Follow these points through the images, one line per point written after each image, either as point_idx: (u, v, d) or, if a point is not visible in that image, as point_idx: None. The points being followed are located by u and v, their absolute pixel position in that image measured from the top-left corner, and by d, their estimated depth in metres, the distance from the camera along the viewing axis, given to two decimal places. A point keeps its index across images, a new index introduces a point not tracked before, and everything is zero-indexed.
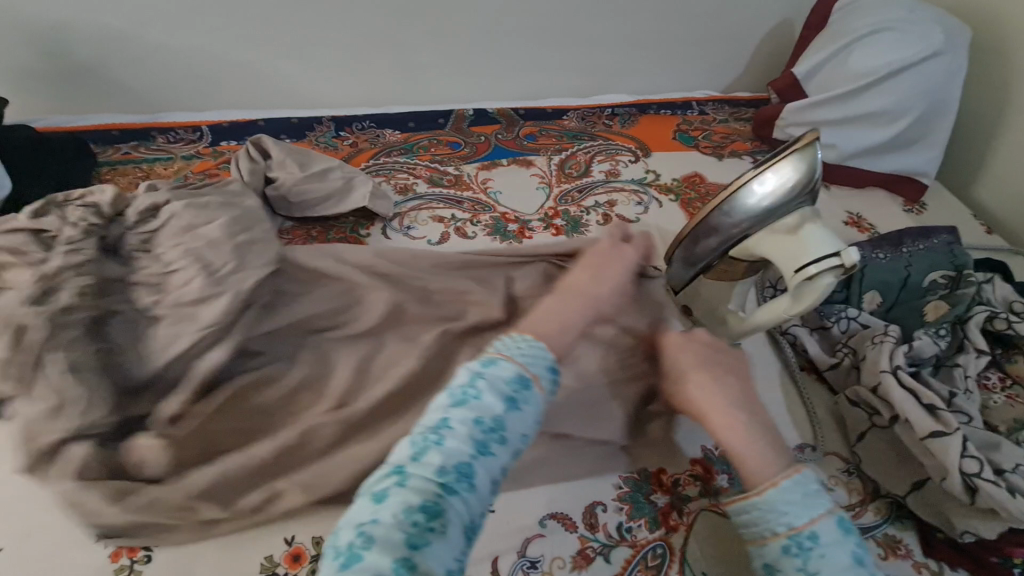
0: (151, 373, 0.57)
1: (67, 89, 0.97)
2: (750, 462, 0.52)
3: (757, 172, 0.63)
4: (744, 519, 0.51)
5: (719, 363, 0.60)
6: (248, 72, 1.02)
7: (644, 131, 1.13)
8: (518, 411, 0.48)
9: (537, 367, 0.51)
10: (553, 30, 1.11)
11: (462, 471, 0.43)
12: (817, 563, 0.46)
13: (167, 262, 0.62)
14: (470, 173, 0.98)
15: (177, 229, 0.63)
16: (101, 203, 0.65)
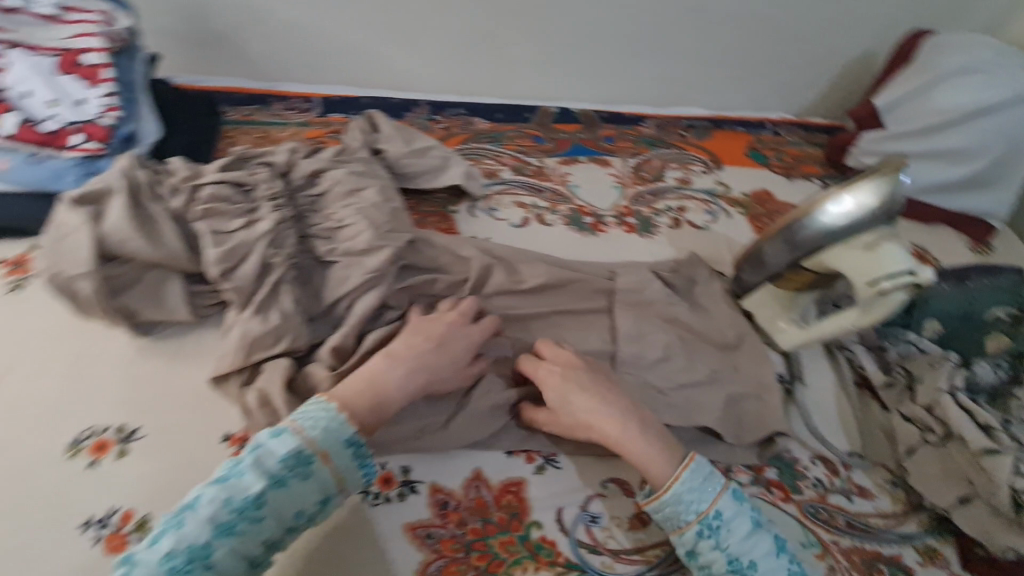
0: (277, 304, 0.66)
1: (201, 52, 1.08)
2: (656, 473, 0.59)
3: (836, 194, 0.69)
4: (664, 519, 0.59)
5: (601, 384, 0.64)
6: (357, 54, 1.11)
7: (717, 145, 1.18)
8: (300, 482, 0.53)
9: (325, 446, 0.54)
10: (643, 40, 1.16)
11: (206, 546, 0.48)
12: (725, 537, 0.56)
13: (337, 219, 0.74)
14: (551, 165, 1.04)
15: (341, 193, 0.75)
16: (273, 163, 0.77)
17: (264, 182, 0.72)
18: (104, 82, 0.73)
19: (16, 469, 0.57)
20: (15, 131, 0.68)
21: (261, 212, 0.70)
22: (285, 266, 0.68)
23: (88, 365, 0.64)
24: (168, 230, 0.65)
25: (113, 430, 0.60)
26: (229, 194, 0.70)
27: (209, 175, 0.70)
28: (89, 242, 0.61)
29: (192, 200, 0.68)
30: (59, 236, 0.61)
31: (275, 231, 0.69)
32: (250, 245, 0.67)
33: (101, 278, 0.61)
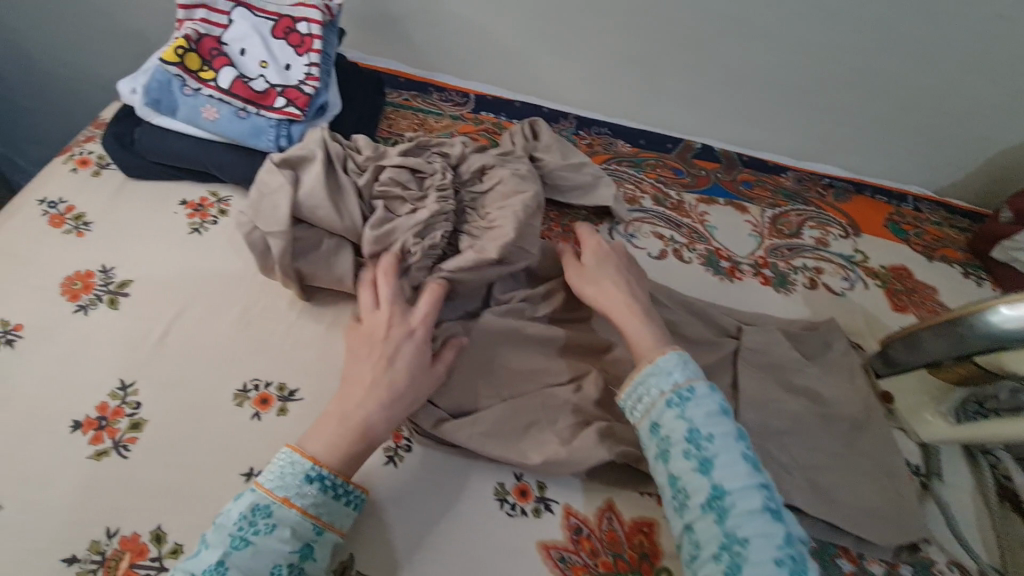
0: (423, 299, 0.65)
1: (372, 33, 1.13)
2: (638, 346, 0.65)
3: (1009, 298, 0.65)
4: (638, 390, 0.62)
5: (624, 276, 0.72)
6: (514, 58, 1.12)
7: (856, 210, 1.13)
8: (266, 536, 0.49)
9: (284, 491, 0.51)
10: (799, 91, 1.11)
11: None
12: (691, 410, 0.59)
13: (490, 220, 0.70)
14: (690, 202, 1.02)
15: (502, 194, 0.71)
16: (448, 153, 0.76)
17: (439, 172, 0.71)
18: (311, 52, 0.75)
19: (186, 406, 0.59)
20: (230, 85, 0.72)
21: (425, 203, 0.69)
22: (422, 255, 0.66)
23: (256, 318, 0.66)
24: (351, 203, 0.67)
25: (275, 386, 0.62)
26: (407, 178, 0.70)
27: (393, 158, 0.71)
28: (288, 202, 0.64)
29: (372, 180, 0.70)
30: (265, 193, 0.64)
31: (429, 223, 0.68)
32: (406, 232, 0.67)
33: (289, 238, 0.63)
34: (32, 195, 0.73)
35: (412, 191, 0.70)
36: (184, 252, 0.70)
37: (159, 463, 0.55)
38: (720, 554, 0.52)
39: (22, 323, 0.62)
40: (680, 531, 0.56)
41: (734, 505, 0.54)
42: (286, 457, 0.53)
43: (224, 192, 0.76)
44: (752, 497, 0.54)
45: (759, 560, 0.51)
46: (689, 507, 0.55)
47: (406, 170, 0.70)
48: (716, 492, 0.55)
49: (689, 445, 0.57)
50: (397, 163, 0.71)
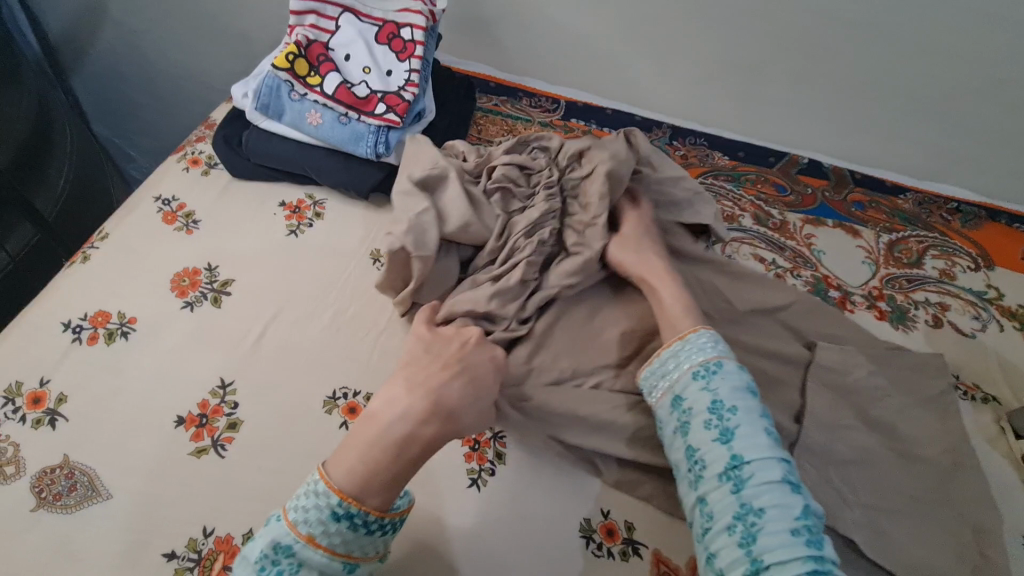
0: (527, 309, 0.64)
1: (465, 38, 1.13)
2: (671, 313, 0.62)
3: None
4: (663, 363, 0.59)
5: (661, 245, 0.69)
6: (608, 63, 1.08)
7: (988, 240, 1.00)
8: None
9: (311, 526, 0.47)
10: (928, 103, 0.99)
11: None
12: (716, 384, 0.54)
13: (597, 216, 0.68)
14: (795, 222, 0.94)
15: (604, 183, 0.67)
16: (548, 145, 0.73)
17: (545, 168, 0.70)
18: (413, 57, 0.74)
19: (279, 410, 0.59)
20: (334, 91, 0.73)
21: (535, 199, 0.68)
22: (532, 250, 0.64)
23: (348, 323, 0.67)
24: (484, 210, 0.67)
25: (362, 396, 0.61)
26: (516, 175, 0.69)
27: (500, 157, 0.71)
28: (436, 228, 0.62)
29: (474, 180, 0.70)
30: (410, 217, 0.62)
31: (540, 219, 0.67)
32: (519, 231, 0.66)
33: (430, 264, 0.62)
34: (149, 192, 0.77)
35: (517, 189, 0.69)
36: (282, 254, 0.72)
37: (254, 465, 0.55)
38: (733, 526, 0.48)
39: (136, 316, 0.65)
40: (691, 504, 0.52)
41: (753, 475, 0.49)
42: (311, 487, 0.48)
43: (320, 195, 0.78)
44: (772, 468, 0.49)
45: (775, 532, 0.46)
46: (705, 477, 0.51)
47: (510, 166, 0.69)
48: (733, 461, 0.50)
49: (711, 416, 0.53)
50: (503, 160, 0.70)
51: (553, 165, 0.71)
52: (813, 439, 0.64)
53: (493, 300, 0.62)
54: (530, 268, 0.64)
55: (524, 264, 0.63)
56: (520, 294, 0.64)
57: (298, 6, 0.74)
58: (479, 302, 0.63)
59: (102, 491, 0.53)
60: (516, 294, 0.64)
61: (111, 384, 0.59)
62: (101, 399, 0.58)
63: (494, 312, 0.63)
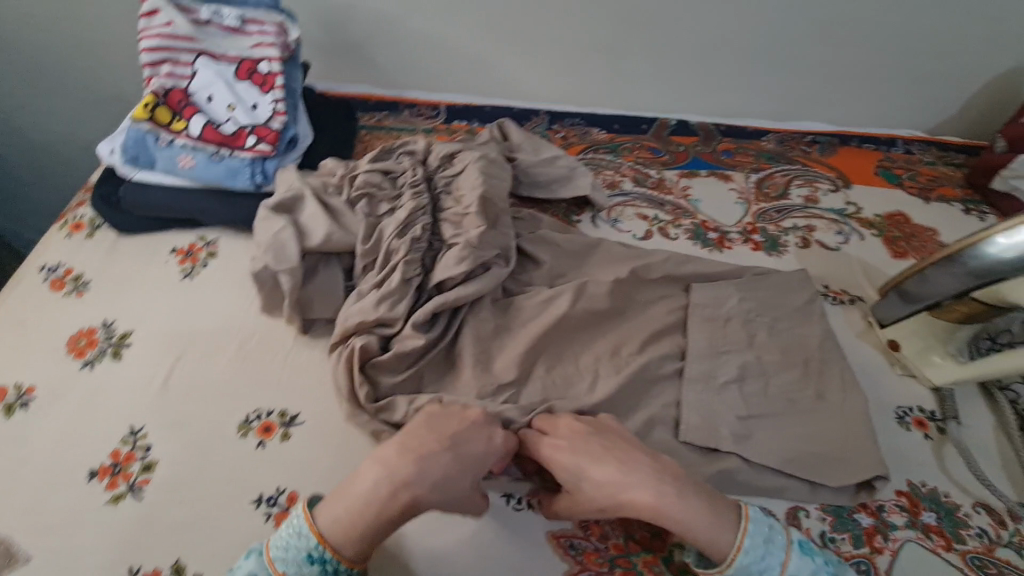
0: (407, 298, 0.67)
1: (338, 62, 1.16)
2: (703, 537, 0.53)
3: (1006, 227, 0.66)
4: None
5: (614, 449, 0.58)
6: (481, 64, 1.14)
7: (844, 162, 1.11)
8: None
9: (290, 565, 0.51)
10: (766, 52, 1.12)
11: None
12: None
13: (466, 204, 0.73)
14: (671, 178, 1.02)
15: (473, 175, 0.74)
16: (416, 149, 0.79)
17: (409, 169, 0.75)
18: (275, 88, 0.78)
19: (192, 444, 0.61)
20: (201, 131, 0.75)
21: (404, 200, 0.72)
22: (407, 249, 0.68)
23: (253, 350, 0.69)
24: (353, 218, 0.70)
25: (276, 414, 0.64)
26: (380, 181, 0.73)
27: (364, 166, 0.74)
28: (296, 241, 0.66)
29: (336, 195, 0.73)
30: (268, 235, 0.66)
31: (410, 219, 0.71)
32: (391, 232, 0.69)
33: (298, 275, 0.65)
34: (33, 264, 0.77)
35: (384, 196, 0.72)
36: (180, 299, 0.73)
37: (173, 500, 0.57)
38: None
39: (34, 385, 0.65)
40: None
41: None
42: (296, 528, 0.52)
43: (211, 235, 0.80)
44: None
45: None
46: None
47: (376, 176, 0.73)
48: None
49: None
50: (366, 170, 0.74)
51: (418, 166, 0.76)
52: (698, 368, 0.73)
53: (377, 301, 0.66)
54: (409, 265, 0.68)
55: (402, 265, 0.67)
56: (405, 293, 0.68)
57: (149, 57, 0.75)
58: (368, 311, 0.66)
59: (20, 555, 0.54)
60: (401, 294, 0.68)
61: (16, 453, 0.60)
62: (7, 470, 0.59)
63: (384, 318, 0.66)
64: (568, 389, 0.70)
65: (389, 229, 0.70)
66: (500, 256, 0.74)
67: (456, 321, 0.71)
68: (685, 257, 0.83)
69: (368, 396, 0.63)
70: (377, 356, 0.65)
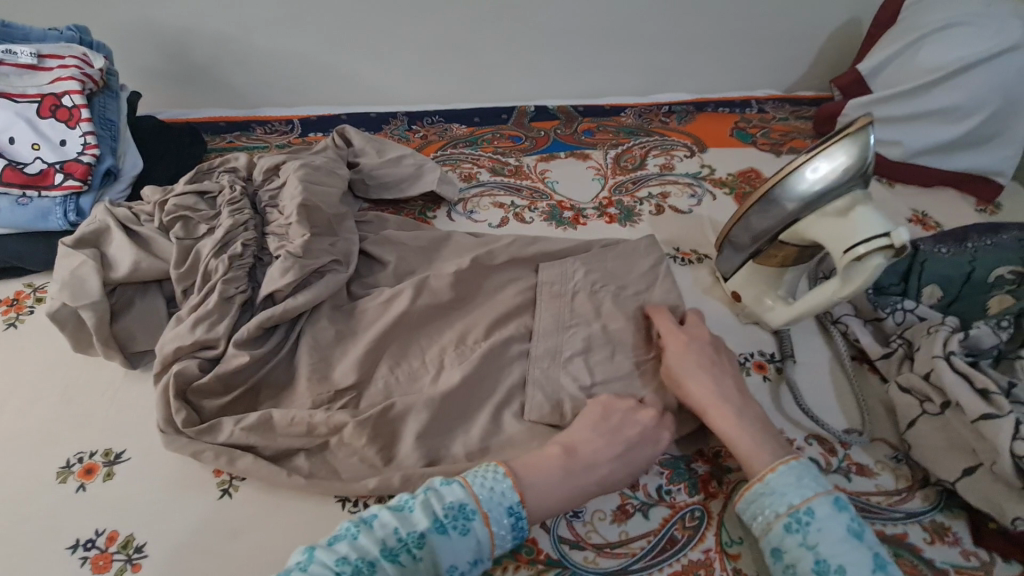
0: (229, 316, 0.66)
1: (189, 88, 1.14)
2: (746, 450, 0.58)
3: (808, 159, 0.65)
4: (747, 506, 0.55)
5: (713, 362, 0.65)
6: (336, 73, 1.14)
7: (700, 128, 1.15)
8: (459, 538, 0.49)
9: (493, 503, 0.51)
10: (612, 30, 1.15)
11: (360, 566, 0.44)
12: (817, 538, 0.50)
13: (287, 216, 0.72)
14: (529, 164, 1.04)
15: (295, 185, 0.74)
16: (241, 168, 0.78)
17: (226, 187, 0.73)
18: (82, 121, 0.76)
19: (6, 499, 0.59)
20: (1, 175, 0.72)
21: (222, 218, 0.71)
22: (225, 267, 0.67)
23: (78, 393, 0.67)
24: (166, 243, 0.68)
25: (100, 454, 0.62)
26: (195, 202, 0.72)
27: (177, 189, 0.73)
28: (97, 275, 0.64)
29: (148, 223, 0.71)
30: (68, 272, 0.64)
31: (228, 236, 0.69)
32: (207, 253, 0.68)
33: (105, 309, 0.64)
34: None
35: (200, 215, 0.70)
36: None
37: None
38: None
39: None
40: None
41: None
42: (495, 475, 0.53)
43: (38, 280, 0.77)
44: None
45: None
46: None
47: (190, 198, 0.72)
48: None
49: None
50: (178, 192, 0.72)
51: (238, 182, 0.75)
52: (543, 345, 0.72)
53: (194, 323, 0.64)
54: (230, 284, 0.67)
55: (220, 284, 0.66)
56: (227, 312, 0.66)
57: None
58: (185, 336, 0.64)
59: None
60: (223, 313, 0.66)
61: None
62: None
63: (203, 341, 0.64)
64: (411, 384, 0.69)
65: (206, 250, 0.68)
66: (337, 260, 0.73)
67: (287, 333, 0.70)
68: (531, 238, 0.84)
69: (186, 421, 0.62)
70: (200, 379, 0.63)
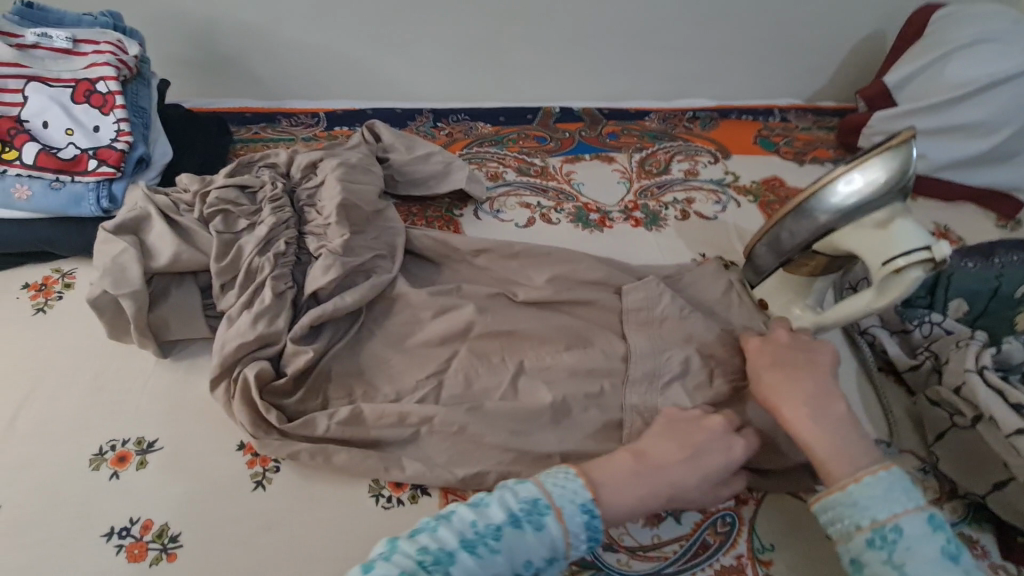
0: (286, 309, 0.66)
1: (214, 78, 1.13)
2: (825, 454, 0.56)
3: (846, 171, 0.65)
4: (826, 516, 0.53)
5: (790, 364, 0.63)
6: (362, 68, 1.14)
7: (724, 135, 1.15)
8: (534, 532, 0.48)
9: (568, 499, 0.51)
10: (639, 35, 1.15)
11: (440, 556, 0.45)
12: (903, 556, 0.48)
13: (326, 215, 0.72)
14: (555, 165, 1.04)
15: (332, 181, 0.74)
16: (277, 162, 0.78)
17: (268, 183, 0.74)
18: (116, 108, 0.75)
19: (40, 484, 0.58)
20: (35, 159, 0.72)
21: (263, 214, 0.71)
22: (272, 266, 0.67)
23: (109, 381, 0.66)
24: (206, 235, 0.68)
25: (133, 443, 0.62)
26: (236, 196, 0.72)
27: (218, 181, 0.72)
28: (136, 263, 0.64)
29: (186, 214, 0.70)
30: (106, 259, 0.64)
31: (271, 235, 0.69)
32: (252, 250, 0.68)
33: (143, 297, 0.64)
34: None
35: (245, 213, 0.71)
36: (27, 335, 0.69)
37: (14, 545, 0.55)
38: None
39: None
40: None
41: None
42: (567, 475, 0.53)
43: (66, 266, 0.76)
44: None
45: None
46: None
47: (234, 192, 0.71)
48: None
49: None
50: (219, 184, 0.72)
51: (279, 179, 0.75)
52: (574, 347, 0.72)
53: (252, 318, 0.64)
54: (278, 280, 0.67)
55: (270, 280, 0.66)
56: (281, 309, 0.66)
57: None
58: (225, 330, 0.65)
59: None
60: (278, 309, 0.66)
61: None
62: None
63: (263, 336, 0.64)
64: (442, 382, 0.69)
65: (247, 246, 0.68)
66: (382, 258, 0.74)
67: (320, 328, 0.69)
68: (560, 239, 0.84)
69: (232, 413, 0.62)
70: (274, 380, 0.64)
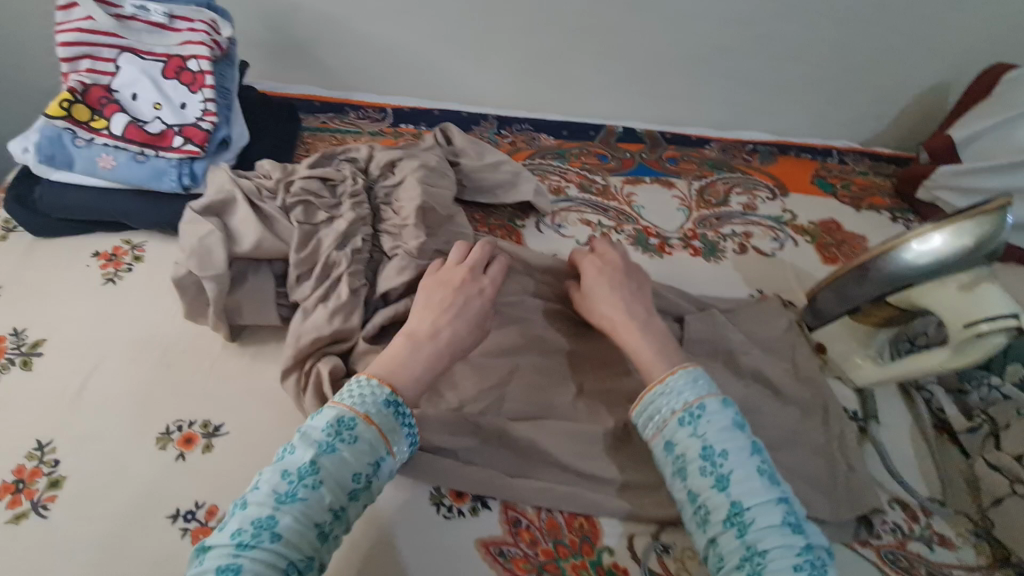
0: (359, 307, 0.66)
1: (284, 64, 1.14)
2: (647, 359, 0.62)
3: (920, 233, 0.66)
4: (648, 407, 0.59)
5: (629, 282, 0.70)
6: (430, 68, 1.14)
7: (782, 171, 1.16)
8: (349, 445, 0.51)
9: (370, 404, 0.53)
10: (707, 64, 1.15)
11: (260, 524, 0.46)
12: (704, 427, 0.56)
13: (404, 215, 0.72)
14: (616, 185, 1.04)
15: (411, 183, 0.74)
16: (358, 158, 0.78)
17: (349, 178, 0.74)
18: (205, 87, 0.76)
19: (108, 457, 0.59)
20: (123, 131, 0.73)
21: (343, 209, 0.71)
22: (349, 261, 0.67)
23: (179, 360, 0.66)
24: (286, 224, 0.68)
25: (199, 425, 0.62)
26: (318, 187, 0.72)
27: (301, 172, 0.72)
28: (222, 247, 0.64)
29: (268, 201, 0.70)
30: (193, 240, 0.64)
31: (349, 232, 0.69)
32: (330, 245, 0.68)
33: (224, 281, 0.64)
34: None
35: (324, 204, 0.71)
36: (99, 305, 0.70)
37: (79, 516, 0.55)
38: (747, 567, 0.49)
39: None
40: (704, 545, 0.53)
41: (755, 520, 0.51)
42: (366, 384, 0.55)
43: (137, 239, 0.76)
44: (773, 511, 0.51)
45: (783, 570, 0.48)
46: (711, 523, 0.52)
47: (315, 185, 0.71)
48: (735, 508, 0.52)
49: (705, 462, 0.54)
50: (303, 175, 0.72)
51: (359, 175, 0.75)
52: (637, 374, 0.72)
53: (330, 313, 0.65)
54: (354, 277, 0.67)
55: (347, 276, 0.66)
56: (356, 305, 0.66)
57: (66, 53, 0.72)
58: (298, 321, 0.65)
59: None
60: (352, 305, 0.66)
61: None
62: None
63: (338, 332, 0.64)
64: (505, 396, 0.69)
65: (326, 240, 0.68)
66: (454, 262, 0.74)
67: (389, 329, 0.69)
68: None
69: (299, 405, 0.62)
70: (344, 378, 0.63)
